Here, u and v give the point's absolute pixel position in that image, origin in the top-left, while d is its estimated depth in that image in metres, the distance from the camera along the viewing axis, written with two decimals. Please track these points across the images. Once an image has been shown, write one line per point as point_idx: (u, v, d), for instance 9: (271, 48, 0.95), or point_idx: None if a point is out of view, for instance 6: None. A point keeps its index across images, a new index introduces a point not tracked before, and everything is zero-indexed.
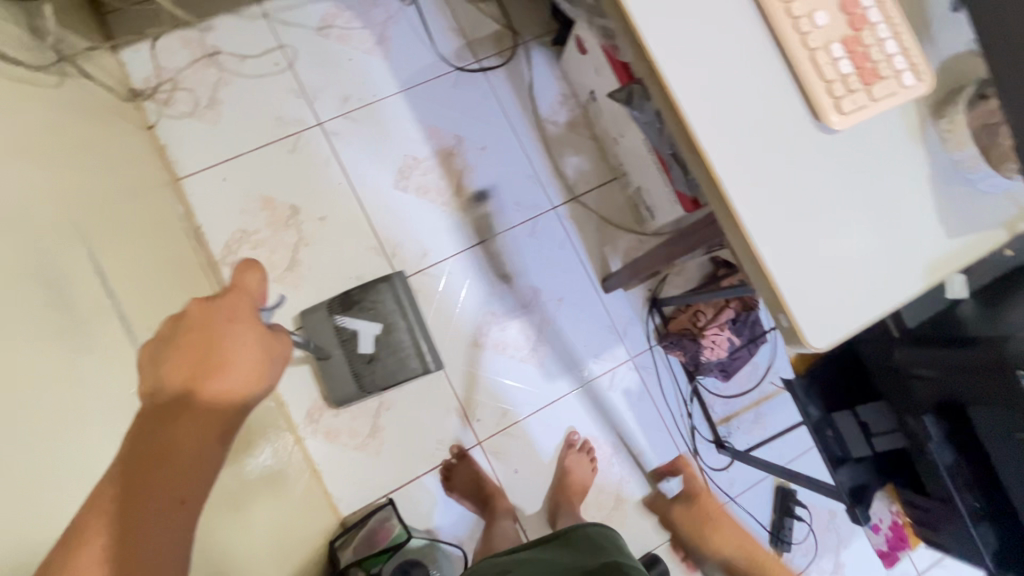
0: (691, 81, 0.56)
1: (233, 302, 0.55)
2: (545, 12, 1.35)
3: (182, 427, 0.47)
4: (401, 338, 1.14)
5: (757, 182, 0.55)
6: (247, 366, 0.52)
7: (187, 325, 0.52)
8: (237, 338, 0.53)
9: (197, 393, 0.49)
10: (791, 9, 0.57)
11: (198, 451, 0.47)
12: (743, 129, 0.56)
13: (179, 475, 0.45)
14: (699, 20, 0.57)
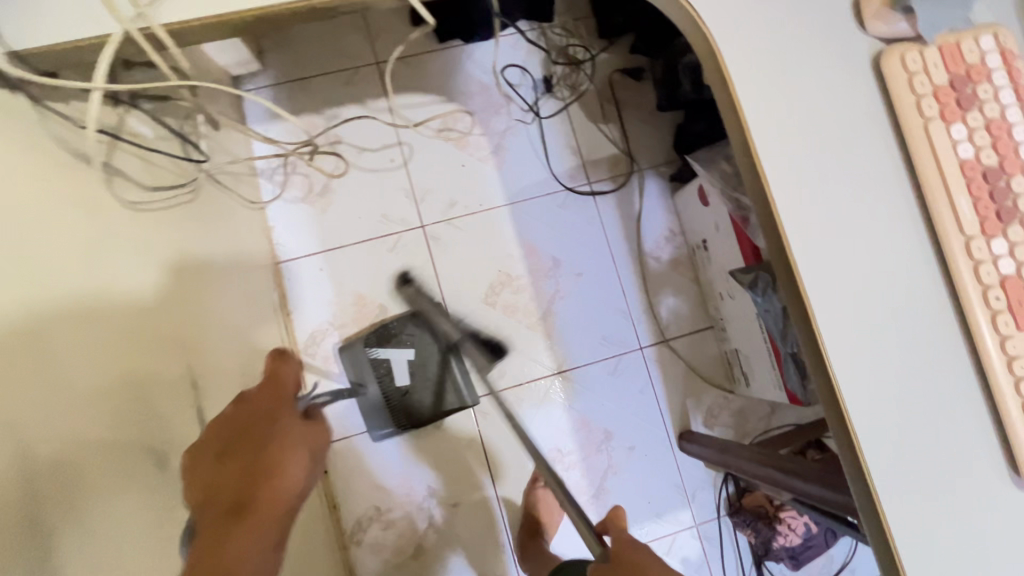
0: (871, 410, 0.51)
1: (274, 399, 0.61)
2: (667, 143, 1.31)
3: (242, 556, 0.46)
4: (433, 367, 1.14)
5: (928, 541, 0.50)
6: (300, 470, 0.54)
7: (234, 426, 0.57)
8: (285, 436, 0.56)
9: (252, 501, 0.50)
10: (1004, 348, 0.51)
11: (272, 517, 0.49)
12: (921, 476, 0.51)
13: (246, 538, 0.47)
14: (889, 342, 0.52)
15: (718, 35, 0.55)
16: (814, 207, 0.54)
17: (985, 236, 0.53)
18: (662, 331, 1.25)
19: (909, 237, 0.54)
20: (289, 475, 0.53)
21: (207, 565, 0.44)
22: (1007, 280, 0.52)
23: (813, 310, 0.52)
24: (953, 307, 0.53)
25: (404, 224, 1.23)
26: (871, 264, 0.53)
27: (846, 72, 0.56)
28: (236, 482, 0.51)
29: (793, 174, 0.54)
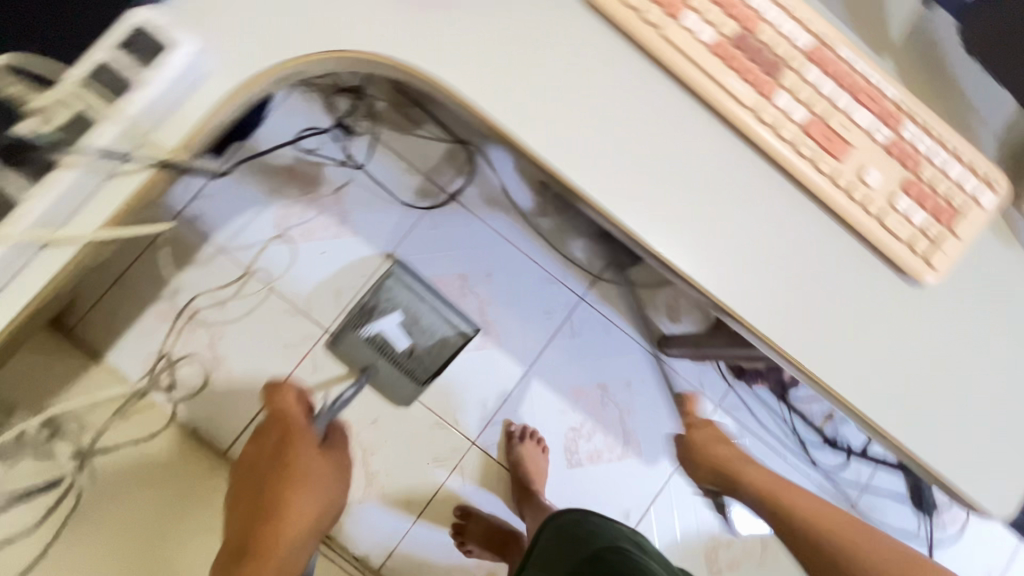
0: (775, 313, 0.52)
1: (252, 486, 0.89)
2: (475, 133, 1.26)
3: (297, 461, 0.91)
4: (429, 319, 1.13)
5: (885, 383, 0.52)
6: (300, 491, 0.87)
7: (247, 462, 0.93)
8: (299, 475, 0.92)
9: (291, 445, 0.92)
10: (840, 181, 0.52)
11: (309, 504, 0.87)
12: (850, 340, 0.52)
13: (265, 554, 0.79)
14: (753, 235, 0.52)
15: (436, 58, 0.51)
16: (617, 167, 0.51)
17: (771, 100, 0.52)
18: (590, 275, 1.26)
19: (712, 135, 0.52)
20: (297, 505, 0.84)
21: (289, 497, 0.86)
22: (808, 126, 0.52)
23: (677, 265, 0.51)
24: (781, 175, 0.53)
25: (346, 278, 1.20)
26: (698, 185, 0.52)
27: (566, 23, 0.52)
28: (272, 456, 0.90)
29: (582, 150, 0.51)
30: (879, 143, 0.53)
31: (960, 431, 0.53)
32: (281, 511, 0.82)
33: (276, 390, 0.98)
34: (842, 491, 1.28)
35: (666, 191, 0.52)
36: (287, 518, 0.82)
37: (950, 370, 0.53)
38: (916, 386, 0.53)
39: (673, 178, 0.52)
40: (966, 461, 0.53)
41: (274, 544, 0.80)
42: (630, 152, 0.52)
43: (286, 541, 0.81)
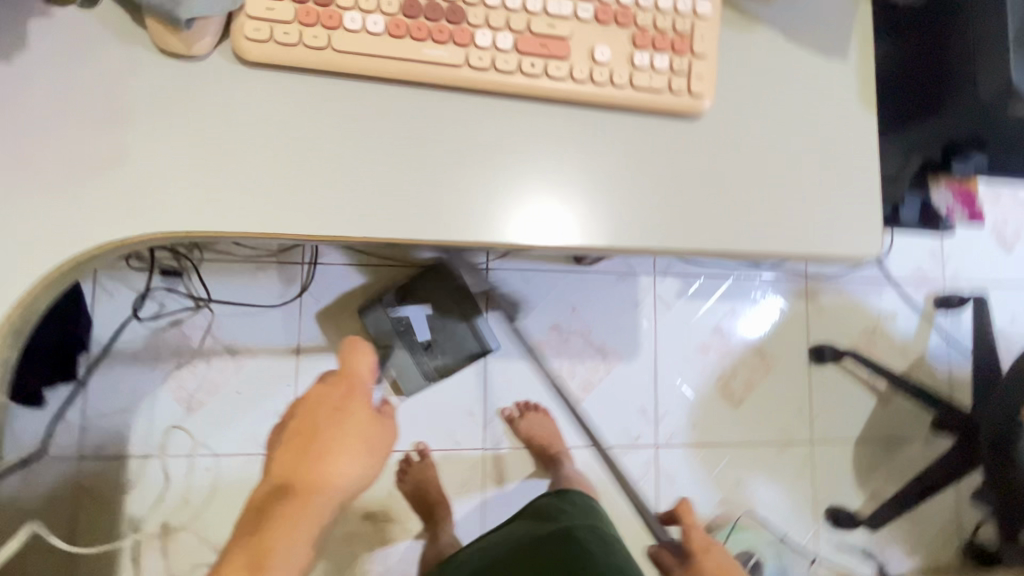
0: (601, 220, 0.53)
1: (344, 387, 0.69)
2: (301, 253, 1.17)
3: (316, 470, 0.62)
4: (456, 321, 1.15)
5: (724, 211, 0.54)
6: (344, 473, 0.62)
7: (314, 400, 0.68)
8: (340, 463, 0.63)
9: (308, 456, 0.62)
10: (576, 74, 0.52)
11: (312, 505, 0.61)
12: (676, 198, 0.54)
13: (298, 511, 0.60)
14: (539, 170, 0.52)
15: (158, 211, 0.47)
16: (386, 194, 0.50)
17: (472, 43, 0.51)
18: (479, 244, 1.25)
19: (446, 109, 0.51)
20: (336, 472, 0.62)
21: (269, 529, 0.59)
22: (519, 45, 0.51)
23: (496, 240, 0.51)
24: (527, 104, 0.53)
25: (400, 270, 1.21)
26: (466, 160, 0.51)
27: (248, 101, 0.49)
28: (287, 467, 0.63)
29: (346, 202, 0.49)
30: (587, 20, 0.53)
31: (806, 206, 0.56)
32: (315, 481, 0.61)
33: (358, 353, 0.73)
34: (791, 270, 1.37)
35: (442, 183, 0.51)
36: (320, 483, 0.61)
37: (767, 164, 0.56)
38: (751, 198, 0.55)
39: (439, 169, 0.51)
40: (827, 226, 0.56)
41: (302, 524, 0.60)
42: (388, 173, 0.50)
43: (309, 521, 0.60)
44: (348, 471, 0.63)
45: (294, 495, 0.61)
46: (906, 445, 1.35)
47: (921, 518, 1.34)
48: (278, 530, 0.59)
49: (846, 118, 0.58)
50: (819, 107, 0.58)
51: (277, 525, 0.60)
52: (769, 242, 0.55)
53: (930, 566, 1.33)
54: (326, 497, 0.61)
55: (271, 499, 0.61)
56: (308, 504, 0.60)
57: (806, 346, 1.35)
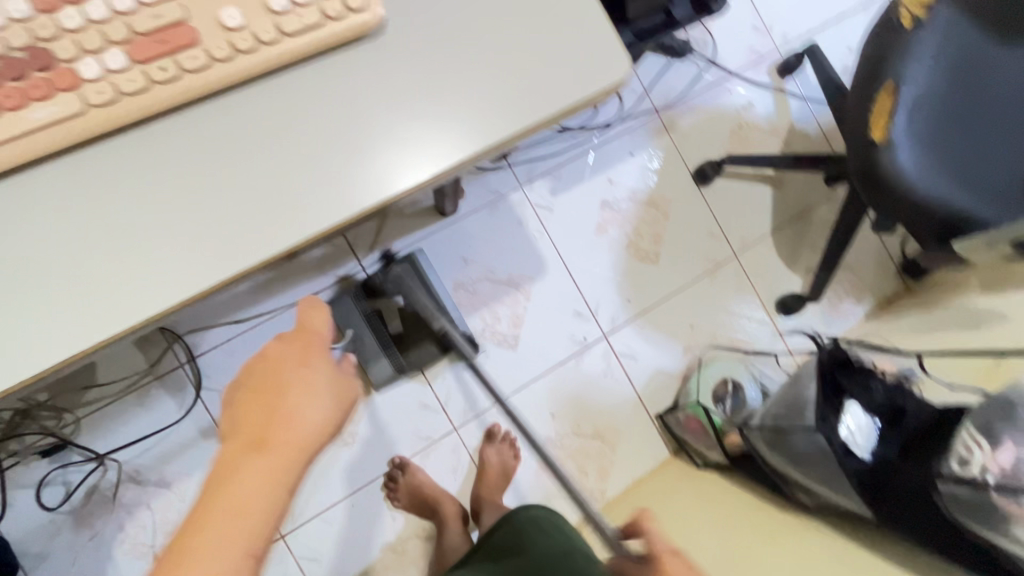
0: (338, 189, 0.46)
1: (297, 344, 0.46)
2: (175, 356, 1.09)
3: (281, 420, 0.41)
4: (427, 313, 1.15)
5: (458, 110, 0.49)
6: (318, 414, 0.42)
7: (267, 358, 0.44)
8: (309, 406, 0.42)
9: (273, 416, 0.41)
10: (213, 52, 0.43)
11: (282, 457, 0.39)
12: (402, 125, 0.48)
13: (266, 471, 0.39)
14: (246, 173, 0.46)
15: None
16: (91, 288, 0.43)
17: (81, 81, 0.42)
18: (348, 253, 1.18)
19: (106, 164, 0.44)
20: (306, 421, 0.41)
21: (217, 513, 0.37)
22: (133, 54, 0.42)
23: (236, 271, 0.45)
24: (191, 113, 0.45)
25: (282, 318, 1.13)
26: (161, 208, 0.44)
27: None
28: (241, 427, 0.41)
29: (51, 324, 0.42)
30: None
31: (539, 61, 0.50)
32: (280, 433, 0.40)
33: (313, 309, 0.49)
34: (641, 113, 1.34)
35: (149, 244, 0.44)
36: (292, 439, 0.40)
37: (478, 39, 0.50)
38: (479, 82, 0.49)
39: (137, 232, 0.44)
40: (571, 67, 0.51)
41: (271, 482, 0.38)
42: (81, 266, 0.43)
43: (286, 476, 0.39)
44: (323, 418, 0.42)
45: (262, 448, 0.39)
46: (814, 211, 1.40)
47: (854, 265, 1.41)
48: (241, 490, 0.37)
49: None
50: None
51: (239, 484, 0.38)
52: (522, 116, 0.49)
53: (881, 300, 1.41)
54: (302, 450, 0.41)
55: (231, 457, 0.39)
56: (277, 455, 0.39)
57: (688, 175, 1.35)
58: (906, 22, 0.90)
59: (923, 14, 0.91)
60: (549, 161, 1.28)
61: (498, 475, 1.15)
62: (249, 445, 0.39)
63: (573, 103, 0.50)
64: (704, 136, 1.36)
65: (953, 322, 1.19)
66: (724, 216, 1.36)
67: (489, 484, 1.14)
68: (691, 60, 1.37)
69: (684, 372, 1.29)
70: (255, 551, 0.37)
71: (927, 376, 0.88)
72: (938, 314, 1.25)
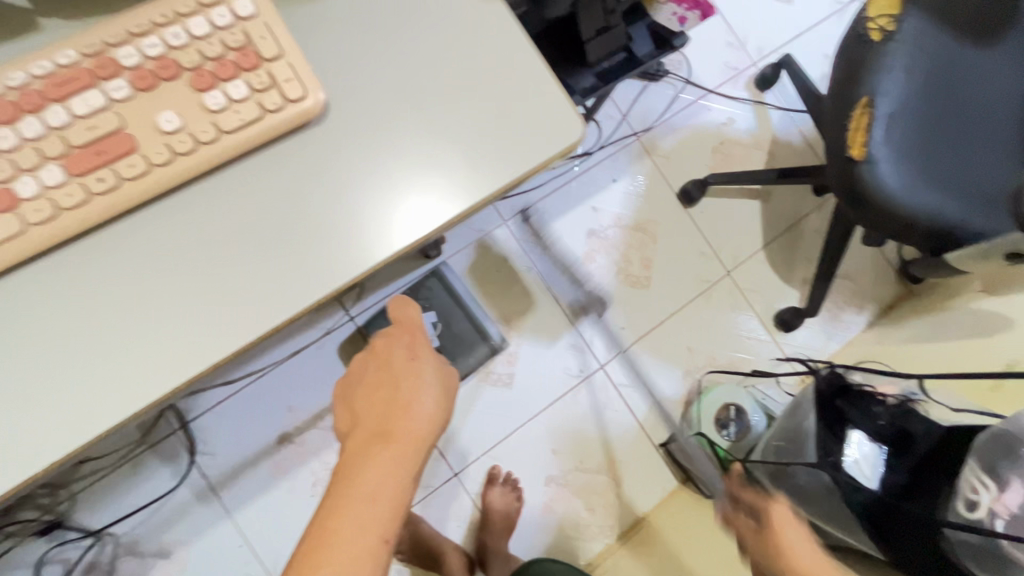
0: (288, 282, 0.45)
1: (401, 339, 0.49)
2: (169, 422, 1.08)
3: (400, 415, 0.45)
4: (462, 325, 1.20)
5: (406, 191, 0.47)
6: (429, 404, 0.46)
7: (380, 358, 0.48)
8: (420, 396, 0.46)
9: (397, 410, 0.45)
10: (152, 155, 0.42)
11: (403, 447, 0.44)
12: (350, 210, 0.46)
13: (394, 460, 0.43)
14: (192, 271, 0.44)
15: None
16: (36, 405, 0.41)
17: (18, 200, 0.41)
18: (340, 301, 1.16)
19: (50, 279, 0.43)
20: (420, 414, 0.45)
21: (346, 501, 0.42)
22: (70, 168, 0.41)
23: (186, 376, 0.43)
24: (134, 216, 0.44)
25: (272, 374, 1.12)
26: (106, 317, 0.43)
27: None
28: (370, 419, 0.45)
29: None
30: (132, 96, 0.42)
31: (487, 128, 0.48)
32: (400, 425, 0.44)
33: (406, 303, 0.50)
34: (621, 138, 1.33)
35: (96, 355, 0.42)
36: (411, 430, 0.44)
37: (424, 112, 0.48)
38: (426, 156, 0.48)
39: (85, 341, 0.42)
40: (519, 129, 0.49)
41: (397, 472, 0.43)
42: (25, 383, 0.41)
43: (409, 466, 0.43)
44: (435, 409, 0.46)
45: (391, 436, 0.44)
46: (805, 221, 1.37)
47: (851, 273, 1.38)
48: (371, 479, 0.42)
49: (475, 10, 0.50)
50: (442, 17, 0.50)
51: (369, 474, 0.42)
52: (472, 188, 0.48)
53: (881, 307, 1.38)
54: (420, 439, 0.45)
55: (363, 448, 0.43)
56: (398, 445, 0.43)
57: (672, 196, 1.33)
58: (876, 36, 0.89)
59: (892, 27, 0.89)
60: (531, 195, 1.27)
61: (502, 519, 1.12)
62: (375, 439, 0.44)
63: (526, 167, 0.48)
64: (687, 155, 1.35)
65: (957, 329, 1.16)
66: (714, 234, 1.33)
67: (492, 528, 1.12)
68: (668, 80, 1.36)
69: (686, 397, 1.26)
70: (389, 527, 0.42)
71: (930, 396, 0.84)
72: (941, 320, 1.22)
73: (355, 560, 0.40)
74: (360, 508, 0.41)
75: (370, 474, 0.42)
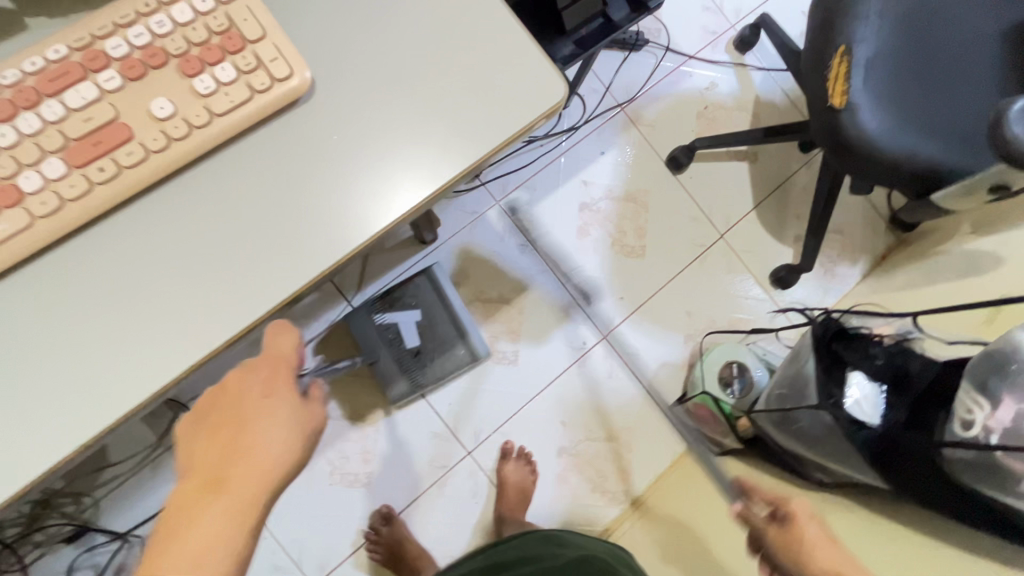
0: (292, 258, 0.46)
1: (257, 373, 0.44)
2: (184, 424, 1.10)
3: (243, 459, 0.40)
4: (444, 328, 1.15)
5: (393, 176, 0.48)
6: (273, 445, 0.42)
7: (229, 393, 0.44)
8: (264, 438, 0.42)
9: (238, 453, 0.41)
10: (147, 143, 0.44)
11: (242, 496, 0.39)
12: (345, 183, 0.47)
13: (229, 511, 0.39)
14: (199, 252, 0.45)
15: None
16: (60, 390, 0.43)
17: (22, 195, 0.42)
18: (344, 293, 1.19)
19: (61, 270, 0.44)
20: (265, 456, 0.41)
21: (164, 560, 0.37)
22: (70, 160, 0.42)
23: (202, 353, 0.44)
24: (137, 205, 0.45)
25: None
26: (120, 302, 0.44)
27: None
28: (205, 464, 0.40)
29: (20, 439, 0.41)
30: (123, 86, 0.44)
31: (472, 95, 0.50)
32: (238, 470, 0.40)
33: (281, 330, 0.47)
34: (605, 110, 1.34)
35: (113, 339, 0.44)
36: (250, 476, 0.40)
37: (409, 84, 0.49)
38: (416, 126, 0.49)
39: (102, 326, 0.44)
40: (504, 93, 0.50)
41: (231, 523, 0.39)
42: (48, 371, 0.43)
43: (247, 516, 0.39)
44: (280, 449, 0.42)
45: (221, 485, 0.39)
46: (793, 179, 1.39)
47: (842, 227, 1.39)
48: (195, 533, 0.38)
49: None
50: None
51: (195, 528, 0.38)
52: (462, 155, 0.49)
53: (874, 258, 1.40)
54: (264, 485, 0.40)
55: (190, 499, 0.39)
56: (239, 494, 0.39)
57: (661, 164, 1.34)
58: None
59: None
60: (521, 175, 1.28)
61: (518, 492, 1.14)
62: (207, 486, 0.39)
63: (512, 131, 0.50)
64: (673, 122, 1.36)
65: (950, 272, 1.17)
66: (705, 199, 1.35)
67: (509, 501, 1.14)
68: (648, 50, 1.37)
69: (688, 361, 1.28)
70: None
71: (926, 333, 0.86)
72: (934, 264, 1.24)
73: None
74: (182, 567, 0.37)
75: (200, 529, 0.38)
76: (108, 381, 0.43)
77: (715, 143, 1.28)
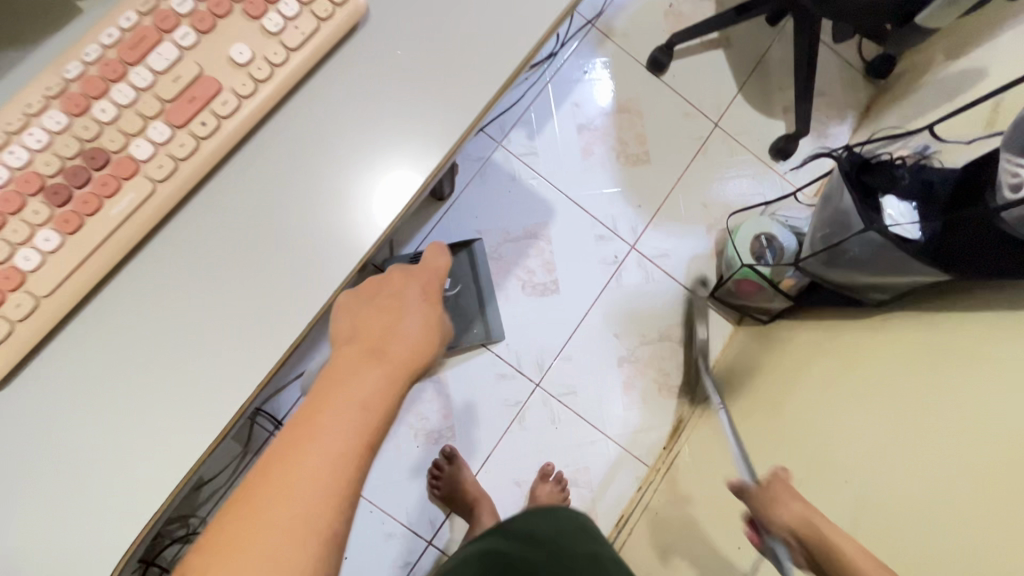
0: (398, 170, 0.48)
1: (409, 270, 0.48)
2: (263, 429, 1.12)
3: (394, 339, 0.43)
4: (468, 302, 1.21)
5: (452, 87, 0.49)
6: (418, 334, 0.44)
7: (389, 283, 0.47)
8: (411, 325, 0.45)
9: (393, 331, 0.44)
10: (236, 89, 0.45)
11: (389, 368, 0.42)
12: (424, 90, 0.49)
13: (382, 377, 0.41)
14: (310, 184, 0.47)
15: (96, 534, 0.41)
16: (226, 337, 0.45)
17: (138, 164, 0.43)
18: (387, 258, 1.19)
19: (189, 230, 0.46)
20: (410, 339, 0.44)
21: (317, 412, 0.39)
22: (172, 121, 0.44)
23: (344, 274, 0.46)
24: (240, 154, 0.47)
25: None
26: (252, 247, 0.46)
27: (29, 411, 0.43)
28: (367, 336, 0.44)
29: (206, 388, 0.44)
30: (199, 40, 0.45)
31: None
32: (389, 346, 0.43)
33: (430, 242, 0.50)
34: (577, 30, 1.35)
35: (258, 282, 0.46)
36: (400, 353, 0.43)
37: None
38: (473, 23, 0.50)
39: (243, 272, 0.46)
40: None
41: (377, 393, 0.41)
42: (209, 323, 0.45)
43: (392, 388, 0.41)
44: (421, 340, 0.44)
45: (379, 355, 0.42)
46: (769, 54, 1.42)
47: (824, 89, 1.44)
48: (347, 393, 0.40)
49: None
50: None
51: (347, 391, 0.40)
52: (524, 40, 0.51)
53: (861, 111, 1.45)
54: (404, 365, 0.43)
55: (352, 361, 0.42)
56: (383, 368, 0.42)
57: (643, 70, 1.36)
58: None
59: None
60: (515, 113, 1.30)
61: None
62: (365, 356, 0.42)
63: (563, 8, 0.51)
64: (643, 27, 1.38)
65: (938, 98, 1.23)
66: (692, 94, 1.38)
67: None
68: None
69: (715, 249, 1.33)
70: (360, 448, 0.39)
71: (941, 145, 0.91)
72: (920, 97, 1.29)
73: (318, 473, 0.37)
74: (333, 422, 0.39)
75: (352, 390, 0.40)
76: (267, 319, 0.45)
77: (690, 34, 1.31)
